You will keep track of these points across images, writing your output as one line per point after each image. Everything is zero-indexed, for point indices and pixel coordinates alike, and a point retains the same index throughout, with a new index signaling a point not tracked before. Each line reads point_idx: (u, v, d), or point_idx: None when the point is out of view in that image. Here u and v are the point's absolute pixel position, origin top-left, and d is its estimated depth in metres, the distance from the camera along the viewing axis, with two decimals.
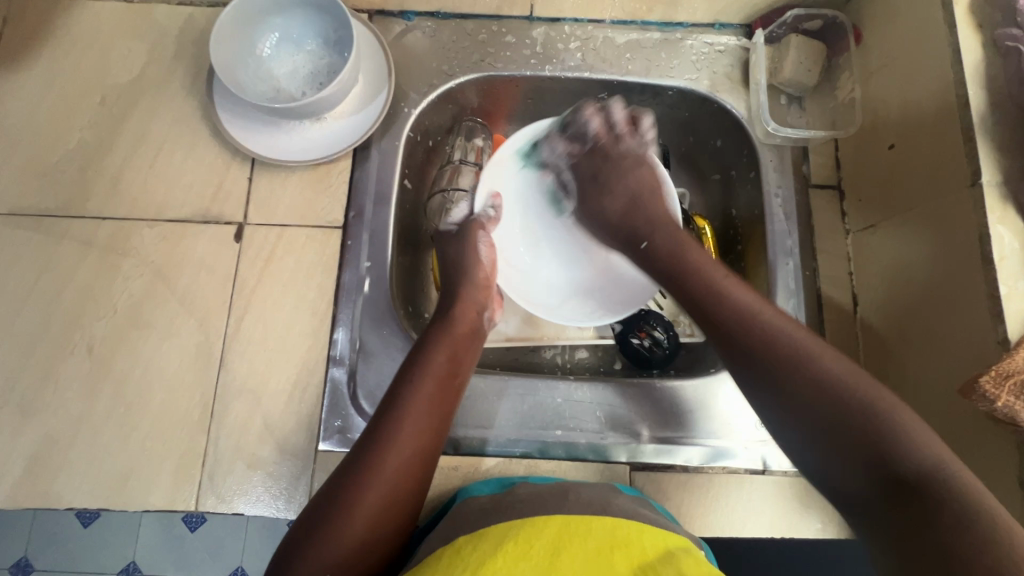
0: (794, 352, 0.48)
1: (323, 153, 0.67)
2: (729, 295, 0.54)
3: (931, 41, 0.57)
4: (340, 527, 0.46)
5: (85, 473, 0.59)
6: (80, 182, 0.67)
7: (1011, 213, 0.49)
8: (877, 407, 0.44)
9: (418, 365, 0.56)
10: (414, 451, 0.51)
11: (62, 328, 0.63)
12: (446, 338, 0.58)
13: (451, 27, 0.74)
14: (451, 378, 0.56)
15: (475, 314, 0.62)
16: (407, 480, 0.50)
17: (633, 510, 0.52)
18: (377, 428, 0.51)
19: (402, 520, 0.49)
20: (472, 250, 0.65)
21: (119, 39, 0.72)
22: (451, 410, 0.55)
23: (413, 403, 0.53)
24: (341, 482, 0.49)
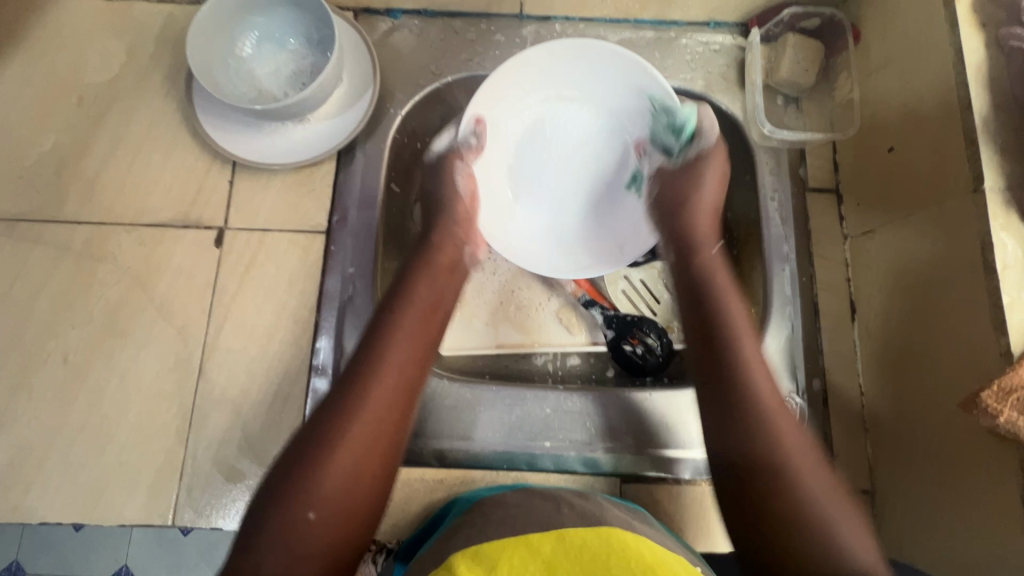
0: (777, 429, 0.48)
1: (306, 155, 0.66)
2: (741, 348, 0.52)
3: (931, 41, 0.55)
4: (323, 470, 0.45)
5: (58, 487, 0.58)
6: (56, 186, 0.65)
7: (1014, 220, 0.47)
8: (813, 497, 0.45)
9: (400, 296, 0.55)
10: (401, 383, 0.50)
11: (36, 337, 0.61)
12: (424, 274, 0.58)
13: (439, 26, 0.72)
14: (430, 314, 0.56)
15: (454, 247, 0.61)
16: (394, 406, 0.49)
17: (628, 522, 0.50)
18: (359, 361, 0.51)
19: (387, 464, 0.48)
20: (450, 182, 0.64)
21: (96, 37, 0.70)
22: (433, 340, 0.55)
23: (398, 333, 0.52)
24: (323, 418, 0.47)
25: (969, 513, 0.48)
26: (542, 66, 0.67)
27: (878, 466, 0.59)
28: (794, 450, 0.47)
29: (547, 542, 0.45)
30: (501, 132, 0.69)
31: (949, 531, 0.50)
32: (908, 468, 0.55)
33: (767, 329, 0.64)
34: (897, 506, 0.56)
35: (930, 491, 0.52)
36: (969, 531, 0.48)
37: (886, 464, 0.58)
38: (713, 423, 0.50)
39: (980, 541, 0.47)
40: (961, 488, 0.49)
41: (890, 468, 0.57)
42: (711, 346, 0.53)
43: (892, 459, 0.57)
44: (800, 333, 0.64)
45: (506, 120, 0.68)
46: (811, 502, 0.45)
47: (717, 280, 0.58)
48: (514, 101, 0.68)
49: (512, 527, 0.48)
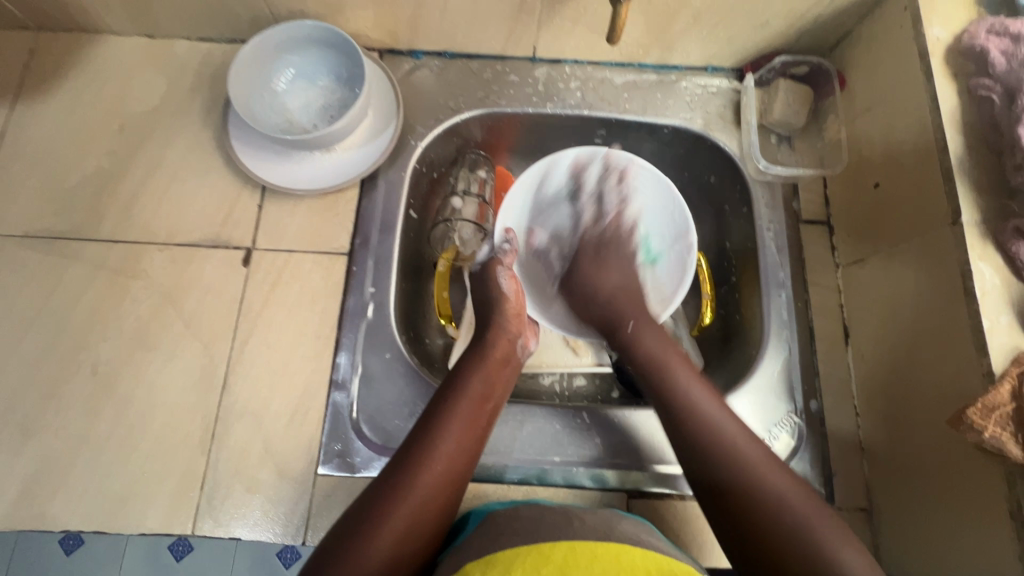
0: (733, 450, 0.53)
1: (332, 181, 0.70)
2: (686, 392, 0.58)
3: (910, 88, 0.60)
4: (370, 544, 0.48)
5: (82, 495, 0.59)
6: (94, 207, 0.69)
7: (990, 251, 0.52)
8: (790, 505, 0.50)
9: (455, 387, 0.59)
10: (449, 472, 0.53)
11: (68, 348, 0.64)
12: (480, 367, 0.61)
13: (457, 66, 0.77)
14: (482, 406, 0.58)
15: (509, 341, 0.65)
16: (443, 492, 0.52)
17: (637, 536, 0.52)
18: (413, 444, 0.54)
19: (426, 547, 0.51)
20: (495, 285, 0.69)
21: (140, 71, 0.75)
22: (482, 435, 0.58)
23: (452, 424, 0.56)
24: (372, 500, 0.51)
25: (961, 526, 0.51)
26: (560, 175, 0.73)
27: (874, 484, 0.61)
28: (761, 466, 0.52)
29: (559, 550, 0.46)
30: (531, 233, 0.75)
31: (942, 545, 0.53)
32: (902, 485, 0.57)
33: (765, 351, 0.67)
34: (893, 523, 0.58)
35: (923, 507, 0.55)
36: (962, 545, 0.50)
37: (882, 482, 0.60)
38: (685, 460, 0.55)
39: (973, 555, 0.49)
40: (952, 502, 0.52)
41: (886, 486, 0.59)
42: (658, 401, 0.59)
43: (887, 477, 0.59)
44: (796, 355, 0.67)
45: (540, 223, 0.75)
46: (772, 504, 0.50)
47: (645, 344, 0.64)
48: (552, 206, 0.75)
49: (525, 539, 0.49)
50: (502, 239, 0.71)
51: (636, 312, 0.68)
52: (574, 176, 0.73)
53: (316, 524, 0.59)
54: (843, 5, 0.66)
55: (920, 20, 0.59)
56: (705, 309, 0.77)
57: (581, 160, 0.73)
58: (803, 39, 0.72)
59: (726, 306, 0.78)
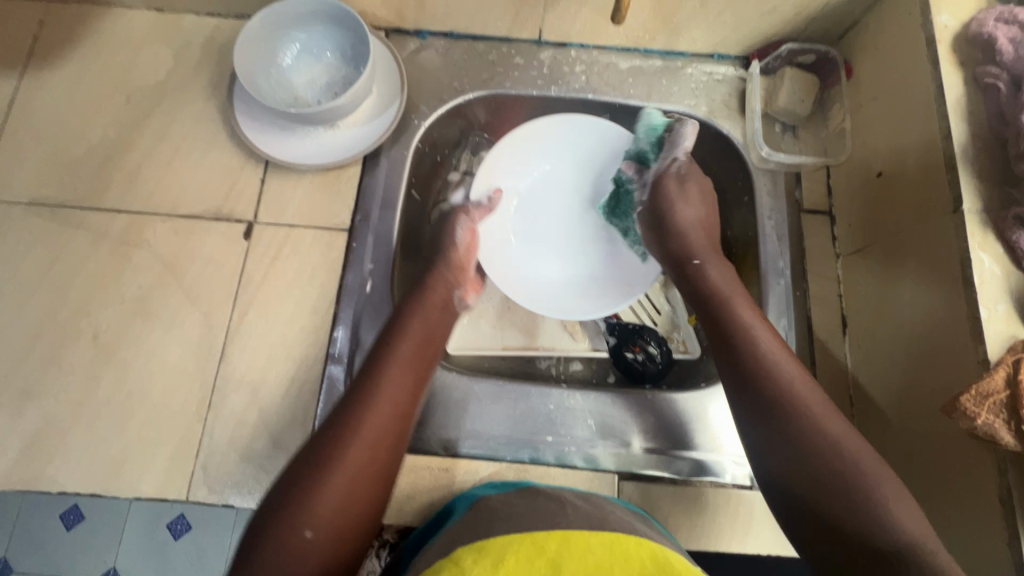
0: (818, 424, 0.49)
1: (333, 158, 0.70)
2: (762, 346, 0.54)
3: (915, 76, 0.60)
4: (318, 492, 0.46)
5: (80, 458, 0.60)
6: (99, 176, 0.70)
7: (991, 239, 0.51)
8: (846, 458, 0.47)
9: (396, 331, 0.58)
10: (398, 406, 0.53)
11: (70, 315, 0.65)
12: (417, 311, 0.61)
13: (463, 47, 0.77)
14: (423, 346, 0.58)
15: (449, 288, 0.65)
16: (390, 429, 0.51)
17: (630, 525, 0.52)
18: (357, 389, 0.53)
19: (379, 482, 0.49)
20: (451, 234, 0.69)
21: (147, 45, 0.75)
22: (425, 374, 0.57)
23: (393, 365, 0.55)
24: (320, 443, 0.49)
25: (951, 514, 0.51)
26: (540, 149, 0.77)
27: None
28: (817, 411, 0.50)
29: (553, 539, 0.46)
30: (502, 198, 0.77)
31: (934, 536, 0.53)
32: (896, 476, 0.57)
33: None
34: None
35: (916, 495, 0.55)
36: (954, 534, 0.50)
37: None
38: (751, 430, 0.51)
39: (963, 544, 0.49)
40: (946, 491, 0.51)
41: None
42: (749, 372, 0.53)
43: None
44: (793, 344, 0.67)
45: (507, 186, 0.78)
46: (860, 489, 0.45)
47: (717, 282, 0.62)
48: (517, 171, 0.78)
49: (518, 526, 0.49)
50: (631, 176, 0.74)
51: (704, 253, 0.65)
52: (546, 148, 0.78)
53: None
54: None
55: (928, 7, 0.59)
56: None
57: (577, 136, 0.77)
58: (811, 27, 0.71)
59: None
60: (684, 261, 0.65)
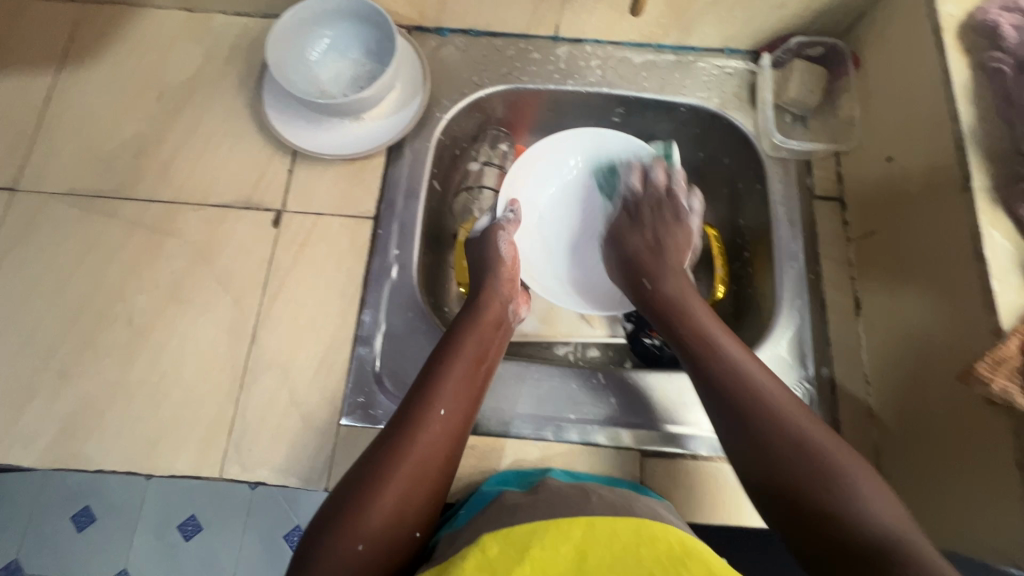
0: (785, 421, 0.51)
1: (359, 148, 0.73)
2: (723, 349, 0.57)
3: (922, 63, 0.62)
4: (370, 506, 0.49)
5: (116, 437, 0.62)
6: (133, 168, 0.73)
7: (1000, 215, 0.53)
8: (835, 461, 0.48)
9: (449, 349, 0.60)
10: (448, 426, 0.55)
11: (106, 300, 0.67)
12: (472, 329, 0.62)
13: (482, 43, 0.80)
14: (476, 366, 0.59)
15: (500, 306, 0.66)
16: (441, 449, 0.53)
17: (653, 512, 0.53)
18: (410, 405, 0.55)
19: (428, 498, 0.52)
20: (494, 248, 0.69)
21: (178, 43, 0.78)
22: (479, 393, 0.59)
23: (446, 384, 0.56)
24: (373, 456, 0.52)
25: (970, 484, 0.52)
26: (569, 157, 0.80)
27: (885, 450, 0.62)
28: (780, 404, 0.52)
29: (578, 526, 0.48)
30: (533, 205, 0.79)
31: (953, 507, 0.54)
32: (913, 450, 0.59)
33: (778, 322, 0.69)
34: (906, 487, 0.59)
35: (934, 467, 0.56)
36: (972, 503, 0.51)
37: (893, 446, 0.61)
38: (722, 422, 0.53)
39: (982, 512, 0.50)
40: (963, 461, 0.53)
41: (898, 449, 0.61)
42: (703, 370, 0.56)
43: (897, 442, 0.61)
44: (808, 325, 0.69)
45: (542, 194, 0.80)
46: (831, 478, 0.47)
47: (681, 291, 0.65)
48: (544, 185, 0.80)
49: (542, 514, 0.50)
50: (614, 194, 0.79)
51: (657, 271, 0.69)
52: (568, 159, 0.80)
53: (339, 469, 0.61)
54: None
55: None
56: (720, 283, 0.78)
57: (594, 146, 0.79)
58: (819, 20, 0.74)
59: (740, 282, 0.79)
60: (635, 281, 0.69)
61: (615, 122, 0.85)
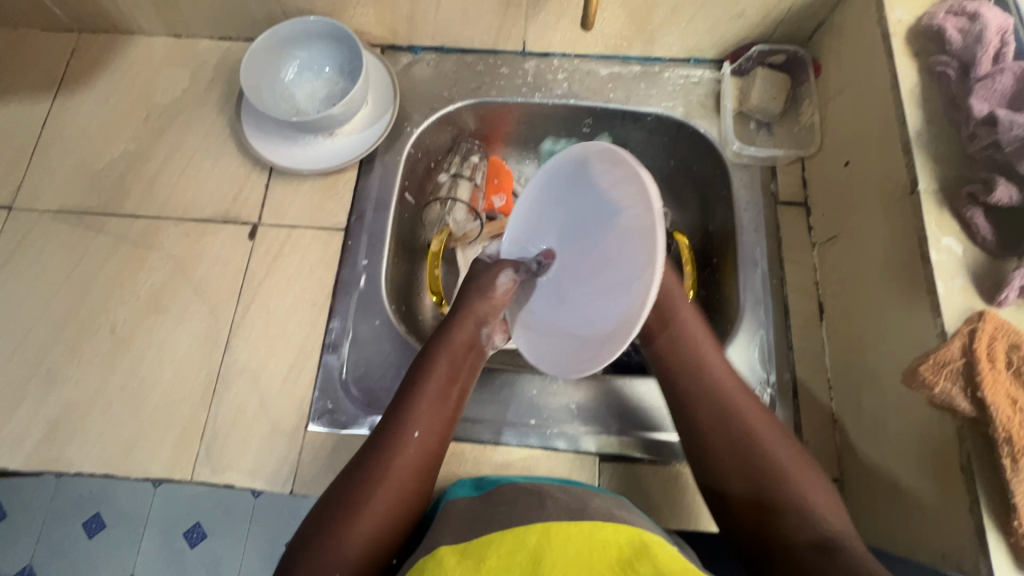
0: (783, 479, 0.51)
1: (331, 163, 0.76)
2: (739, 403, 0.55)
3: (874, 69, 0.63)
4: (347, 530, 0.49)
5: (96, 441, 0.65)
6: (120, 185, 0.77)
7: (947, 217, 0.53)
8: (803, 499, 0.50)
9: (422, 370, 0.59)
10: (422, 449, 0.55)
11: (91, 310, 0.70)
12: (444, 349, 0.60)
13: (452, 59, 0.83)
14: (448, 387, 0.59)
15: (475, 327, 0.60)
16: (416, 472, 0.54)
17: (608, 511, 0.52)
18: (385, 430, 0.56)
19: (407, 518, 0.52)
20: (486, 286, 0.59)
21: (165, 67, 0.83)
22: (451, 415, 0.59)
23: (418, 406, 0.57)
24: (350, 479, 0.53)
25: (924, 491, 0.51)
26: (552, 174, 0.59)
27: (848, 455, 0.62)
28: (773, 450, 0.53)
29: (533, 533, 0.46)
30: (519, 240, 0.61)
31: (909, 513, 0.53)
32: (872, 456, 0.58)
33: (741, 327, 0.69)
34: (866, 493, 0.59)
35: (890, 472, 0.56)
36: (927, 509, 0.51)
37: (854, 450, 0.61)
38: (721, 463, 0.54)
39: (936, 520, 0.50)
40: (916, 467, 0.52)
41: (859, 454, 0.60)
42: (717, 413, 0.55)
43: (857, 446, 0.61)
44: (771, 330, 0.69)
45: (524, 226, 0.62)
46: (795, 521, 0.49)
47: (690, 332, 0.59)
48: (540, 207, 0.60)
49: (500, 525, 0.50)
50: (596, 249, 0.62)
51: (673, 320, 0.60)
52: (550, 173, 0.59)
53: (305, 471, 0.63)
54: None
55: (881, 4, 0.62)
56: (692, 289, 0.77)
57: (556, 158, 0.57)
58: (780, 29, 0.75)
59: (708, 288, 0.80)
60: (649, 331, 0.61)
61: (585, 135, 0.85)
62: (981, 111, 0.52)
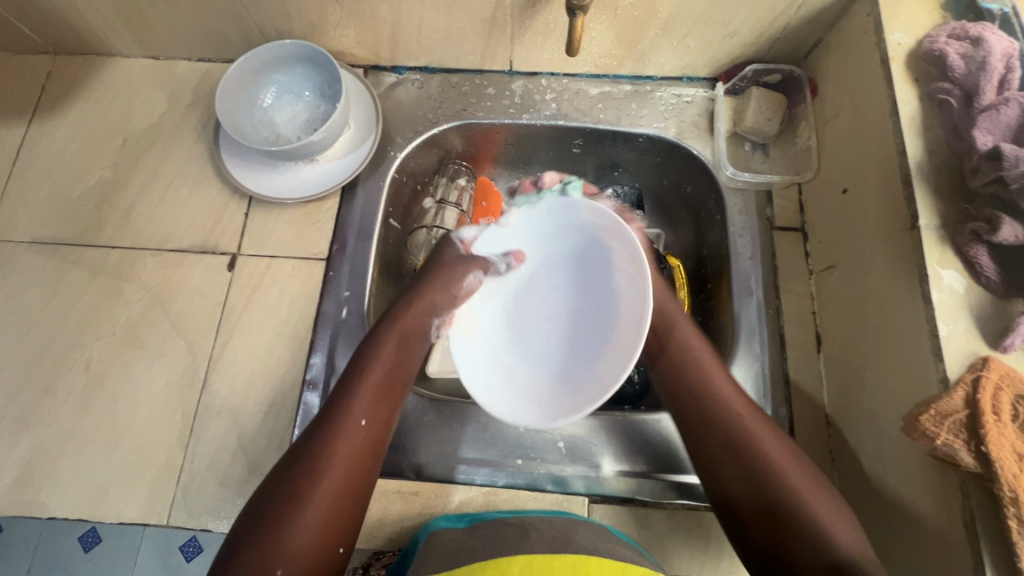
0: (797, 499, 0.49)
1: (313, 191, 0.73)
2: (752, 430, 0.54)
3: (872, 94, 0.60)
4: (290, 527, 0.46)
5: (69, 484, 0.63)
6: (95, 215, 0.75)
7: (948, 255, 0.51)
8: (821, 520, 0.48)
9: (367, 358, 0.58)
10: (368, 437, 0.54)
11: (65, 346, 0.69)
12: (388, 335, 0.60)
13: (438, 80, 0.80)
14: (394, 373, 0.59)
15: (426, 314, 0.63)
16: (359, 461, 0.52)
17: (594, 543, 0.50)
18: (324, 420, 0.53)
19: (354, 512, 0.50)
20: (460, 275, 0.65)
21: (143, 91, 0.81)
22: (394, 402, 0.58)
23: (359, 395, 0.55)
24: (290, 472, 0.49)
25: (924, 543, 0.49)
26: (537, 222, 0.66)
27: (846, 496, 0.60)
28: (781, 467, 0.51)
29: (516, 564, 0.45)
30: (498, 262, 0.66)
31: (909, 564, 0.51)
32: (871, 500, 0.56)
33: (735, 360, 0.67)
34: (865, 538, 0.57)
35: (890, 518, 0.54)
36: (928, 563, 0.49)
37: (851, 492, 0.59)
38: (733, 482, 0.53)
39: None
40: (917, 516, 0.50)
41: (857, 496, 0.58)
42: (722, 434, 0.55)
43: (855, 488, 0.58)
44: (767, 363, 0.66)
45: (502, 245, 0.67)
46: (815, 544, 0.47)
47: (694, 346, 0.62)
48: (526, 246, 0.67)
49: (483, 554, 0.49)
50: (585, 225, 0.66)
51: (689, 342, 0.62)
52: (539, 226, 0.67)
53: None
54: (810, 14, 0.67)
55: (880, 26, 0.59)
56: None
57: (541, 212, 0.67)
58: (776, 48, 0.72)
59: (703, 314, 0.77)
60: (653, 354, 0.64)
61: (576, 153, 0.83)
62: (984, 143, 0.50)
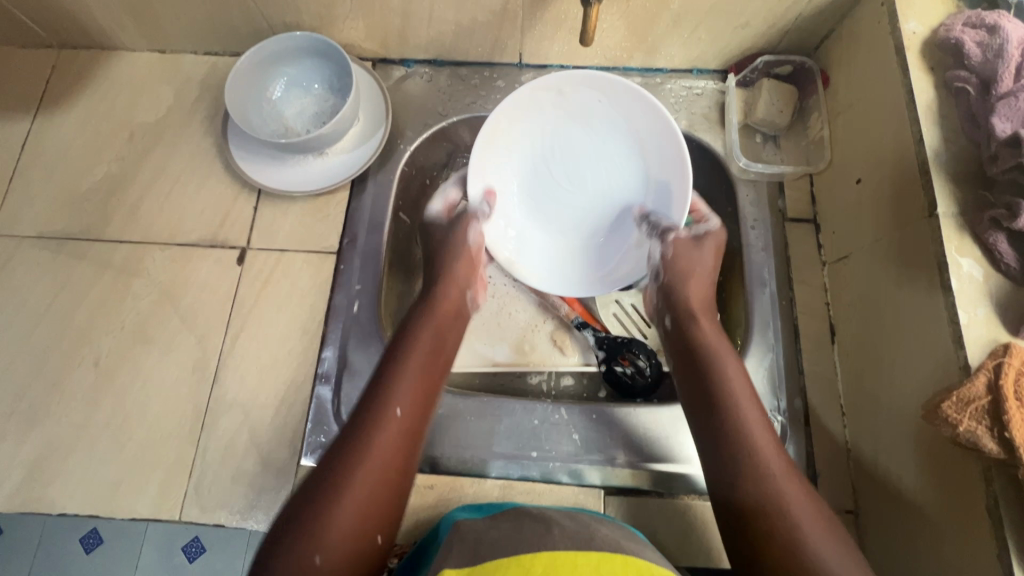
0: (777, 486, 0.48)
1: (322, 184, 0.73)
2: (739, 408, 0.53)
3: (886, 83, 0.60)
4: (328, 516, 0.46)
5: (79, 481, 0.62)
6: (102, 209, 0.74)
7: (967, 243, 0.51)
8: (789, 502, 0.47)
9: (407, 342, 0.58)
10: (406, 427, 0.52)
11: (74, 342, 0.68)
12: (427, 320, 0.61)
13: (447, 73, 0.80)
14: (433, 360, 0.58)
15: (458, 294, 0.65)
16: (398, 448, 0.51)
17: (617, 543, 0.49)
18: (361, 409, 0.52)
19: (390, 505, 0.49)
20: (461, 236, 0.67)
21: (149, 85, 0.80)
22: (435, 388, 0.57)
23: (403, 377, 0.55)
24: (327, 465, 0.49)
25: (946, 531, 0.49)
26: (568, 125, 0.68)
27: (862, 487, 0.60)
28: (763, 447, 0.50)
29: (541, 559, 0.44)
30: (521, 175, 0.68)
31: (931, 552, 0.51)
32: (889, 489, 0.56)
33: (750, 351, 0.66)
34: (883, 527, 0.57)
35: (909, 506, 0.53)
36: (952, 551, 0.48)
37: (868, 482, 0.59)
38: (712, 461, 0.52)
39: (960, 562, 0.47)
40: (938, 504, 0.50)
41: (875, 485, 0.58)
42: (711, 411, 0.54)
43: (872, 478, 0.58)
44: (781, 354, 0.66)
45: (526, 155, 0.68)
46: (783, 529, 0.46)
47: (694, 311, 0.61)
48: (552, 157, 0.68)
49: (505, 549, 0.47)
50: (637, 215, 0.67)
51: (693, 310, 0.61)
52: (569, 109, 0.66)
53: None
54: (822, 5, 0.66)
55: (894, 15, 0.59)
56: None
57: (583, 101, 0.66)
58: (786, 39, 0.72)
59: None
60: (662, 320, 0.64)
61: None
62: (1003, 131, 0.50)
